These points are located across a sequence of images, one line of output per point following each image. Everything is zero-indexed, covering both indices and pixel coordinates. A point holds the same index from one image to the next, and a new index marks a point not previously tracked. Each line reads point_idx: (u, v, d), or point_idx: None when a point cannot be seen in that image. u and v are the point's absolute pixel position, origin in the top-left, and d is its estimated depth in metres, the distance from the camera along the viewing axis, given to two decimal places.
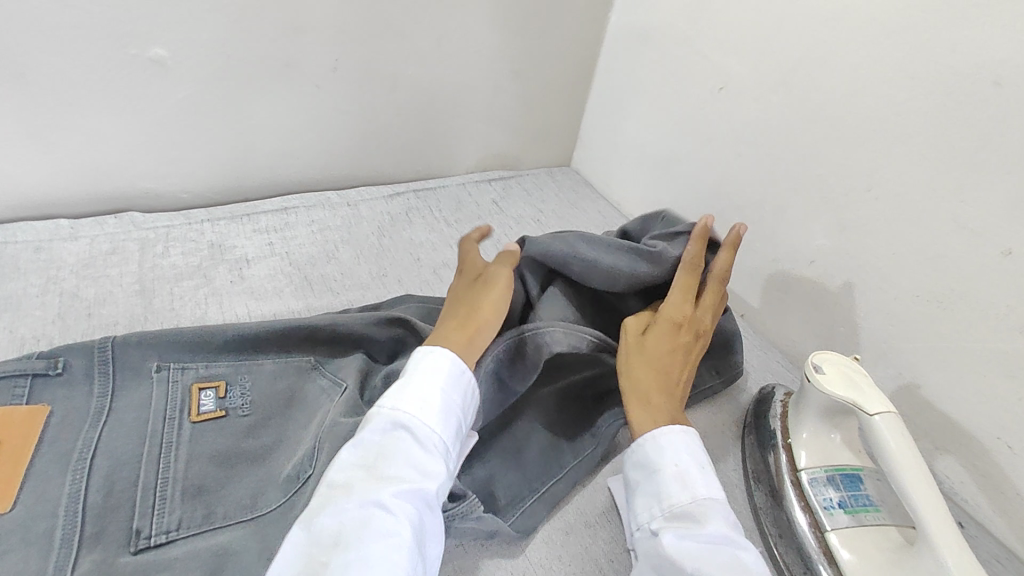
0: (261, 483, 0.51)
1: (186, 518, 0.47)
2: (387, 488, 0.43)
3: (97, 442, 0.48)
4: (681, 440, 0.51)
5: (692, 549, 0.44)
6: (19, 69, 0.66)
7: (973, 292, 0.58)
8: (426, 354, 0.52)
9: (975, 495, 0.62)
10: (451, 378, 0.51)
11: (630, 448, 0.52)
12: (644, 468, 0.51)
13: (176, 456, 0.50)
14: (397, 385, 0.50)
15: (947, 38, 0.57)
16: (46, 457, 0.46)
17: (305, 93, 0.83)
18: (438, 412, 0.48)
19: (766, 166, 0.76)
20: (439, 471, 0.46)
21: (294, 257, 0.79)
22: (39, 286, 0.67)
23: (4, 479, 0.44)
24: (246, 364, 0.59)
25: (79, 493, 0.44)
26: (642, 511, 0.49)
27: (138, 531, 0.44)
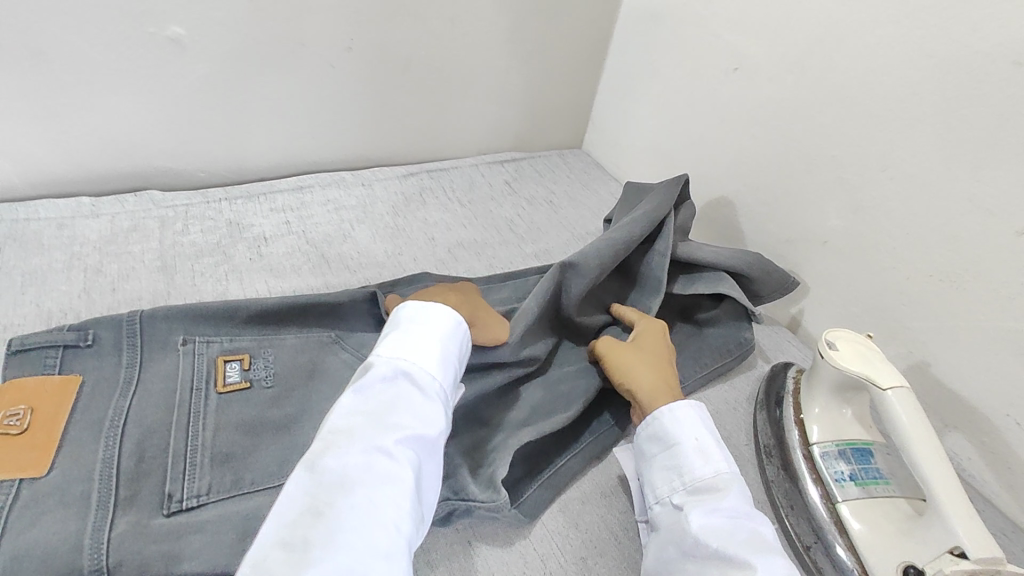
0: (289, 454, 0.52)
1: (214, 484, 0.48)
2: (390, 428, 0.45)
3: (127, 411, 0.50)
4: (701, 420, 0.53)
5: (717, 520, 0.46)
6: (39, 48, 0.66)
7: (984, 274, 0.59)
8: (420, 318, 0.54)
9: (981, 470, 0.63)
10: (443, 337, 0.53)
11: (649, 422, 0.54)
12: (663, 444, 0.52)
13: (203, 425, 0.51)
14: (395, 341, 0.51)
15: (966, 18, 0.57)
16: (80, 424, 0.48)
17: (319, 73, 0.83)
18: (436, 366, 0.51)
19: (780, 148, 0.76)
20: (438, 419, 0.48)
21: (311, 236, 0.80)
22: (63, 262, 0.69)
23: (41, 445, 0.45)
24: (269, 338, 0.60)
25: (113, 459, 0.46)
26: (662, 484, 0.51)
27: (170, 496, 0.46)
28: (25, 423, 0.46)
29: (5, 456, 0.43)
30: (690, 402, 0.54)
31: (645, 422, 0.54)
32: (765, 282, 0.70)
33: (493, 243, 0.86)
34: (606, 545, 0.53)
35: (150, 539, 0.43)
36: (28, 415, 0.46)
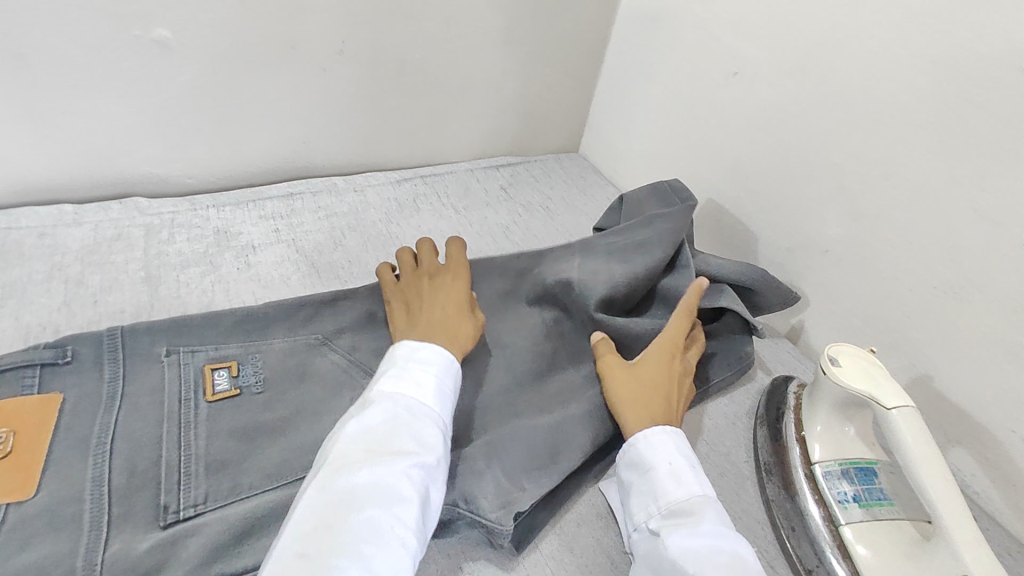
0: (288, 457, 0.51)
1: (211, 492, 0.48)
2: (395, 459, 0.43)
3: (114, 427, 0.49)
4: (674, 442, 0.52)
5: (693, 543, 0.44)
6: (18, 51, 0.64)
7: (990, 286, 0.58)
8: (418, 351, 0.51)
9: (986, 486, 0.61)
10: (445, 366, 0.51)
11: (624, 450, 0.53)
12: (637, 469, 0.51)
13: (195, 435, 0.50)
14: (394, 373, 0.49)
15: (973, 23, 0.55)
16: (64, 443, 0.47)
17: (309, 77, 0.81)
18: (436, 397, 0.49)
19: (780, 154, 0.75)
20: (441, 450, 0.47)
21: (301, 244, 0.78)
22: (44, 273, 0.67)
23: (24, 468, 0.44)
24: (256, 343, 0.59)
25: (103, 477, 0.45)
26: (639, 510, 0.49)
27: (165, 507, 0.46)
28: (6, 445, 0.45)
29: None
30: (666, 428, 0.53)
31: (621, 451, 0.53)
32: (765, 293, 0.69)
33: (488, 250, 0.84)
34: (602, 570, 0.52)
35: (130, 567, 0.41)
36: (11, 438, 0.45)
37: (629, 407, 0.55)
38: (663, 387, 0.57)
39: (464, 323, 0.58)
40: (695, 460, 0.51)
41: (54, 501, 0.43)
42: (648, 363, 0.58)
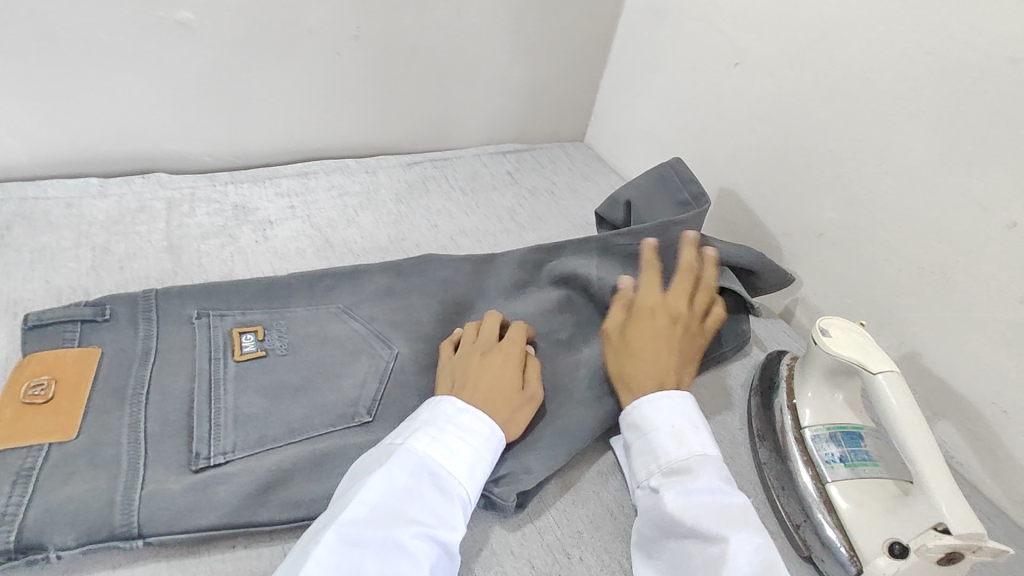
0: (312, 414, 0.54)
1: (239, 443, 0.50)
2: (408, 528, 0.44)
3: (149, 380, 0.53)
4: (679, 405, 0.55)
5: (694, 498, 0.49)
6: (50, 29, 0.67)
7: (976, 266, 0.61)
8: (461, 413, 0.51)
9: (969, 458, 0.64)
10: (481, 437, 0.51)
11: (625, 414, 0.56)
12: (641, 431, 0.55)
13: (225, 390, 0.53)
14: (431, 433, 0.50)
15: (962, 17, 0.59)
16: (103, 393, 0.51)
17: (326, 61, 0.84)
18: (467, 469, 0.49)
19: (779, 142, 0.78)
20: (461, 526, 0.47)
21: (315, 220, 0.81)
22: (72, 241, 0.70)
23: (64, 412, 0.48)
24: (281, 310, 0.62)
25: (139, 425, 0.49)
26: (641, 467, 0.53)
27: (197, 454, 0.49)
28: (49, 392, 0.49)
29: (32, 422, 0.47)
30: (660, 393, 0.56)
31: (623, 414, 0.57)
32: (764, 275, 0.73)
33: (495, 231, 0.87)
34: (602, 521, 0.55)
35: (167, 500, 0.45)
36: (53, 385, 0.50)
37: (629, 381, 0.58)
38: (654, 348, 0.59)
39: (508, 406, 0.54)
40: (698, 420, 0.54)
41: (94, 444, 0.47)
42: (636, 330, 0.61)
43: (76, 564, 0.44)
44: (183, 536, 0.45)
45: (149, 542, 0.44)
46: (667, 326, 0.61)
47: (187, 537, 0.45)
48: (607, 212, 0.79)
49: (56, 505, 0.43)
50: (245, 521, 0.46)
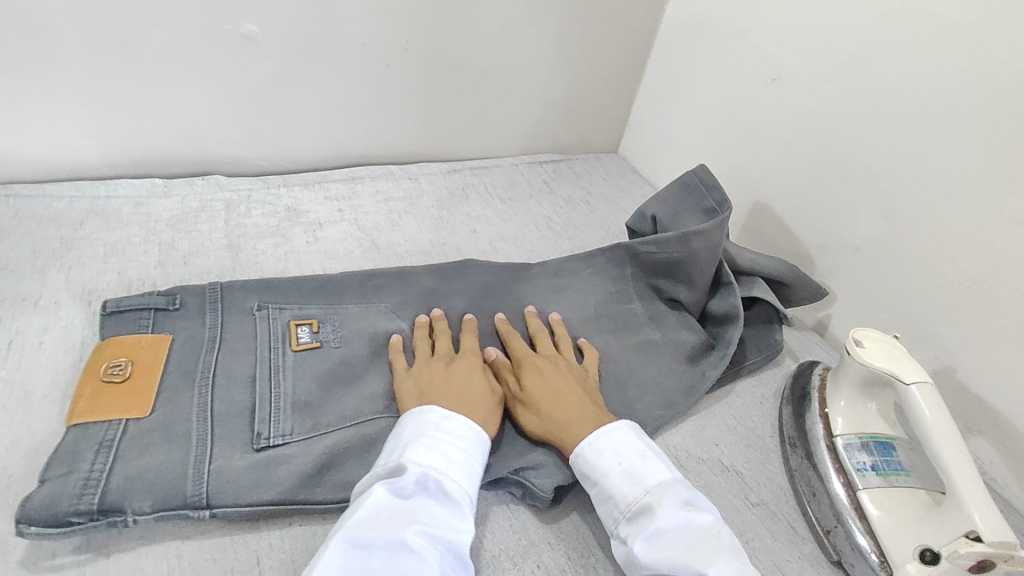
0: (362, 403, 0.57)
1: (297, 426, 0.54)
2: (417, 538, 0.44)
3: (215, 365, 0.57)
4: (614, 442, 0.53)
5: (661, 542, 0.47)
6: (128, 40, 0.73)
7: (1014, 281, 0.61)
8: (446, 421, 0.52)
9: (1003, 473, 0.64)
10: (470, 442, 0.52)
11: (573, 464, 0.54)
12: (592, 478, 0.53)
13: (284, 377, 0.57)
14: (425, 442, 0.50)
15: (1002, 36, 0.60)
16: (173, 376, 0.55)
17: (376, 71, 0.89)
18: (463, 473, 0.50)
19: (814, 156, 0.79)
20: (468, 529, 0.47)
21: (362, 223, 0.85)
22: (141, 236, 0.75)
23: (140, 391, 0.53)
24: (335, 307, 0.66)
25: (207, 405, 0.53)
26: (606, 517, 0.51)
27: (258, 434, 0.52)
28: (127, 372, 0.54)
29: (112, 399, 0.52)
30: (605, 428, 0.54)
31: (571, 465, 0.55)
32: (797, 287, 0.74)
33: (532, 237, 0.90)
34: None
35: (234, 474, 0.49)
36: (130, 365, 0.54)
37: (557, 423, 0.56)
38: (563, 391, 0.58)
39: (486, 407, 0.56)
40: (643, 447, 0.53)
41: (167, 421, 0.51)
42: (525, 379, 0.60)
43: (146, 534, 0.47)
44: (246, 509, 0.48)
45: (215, 513, 0.47)
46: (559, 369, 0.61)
47: (250, 511, 0.48)
48: (637, 224, 0.80)
49: (134, 473, 0.47)
50: (303, 499, 0.50)
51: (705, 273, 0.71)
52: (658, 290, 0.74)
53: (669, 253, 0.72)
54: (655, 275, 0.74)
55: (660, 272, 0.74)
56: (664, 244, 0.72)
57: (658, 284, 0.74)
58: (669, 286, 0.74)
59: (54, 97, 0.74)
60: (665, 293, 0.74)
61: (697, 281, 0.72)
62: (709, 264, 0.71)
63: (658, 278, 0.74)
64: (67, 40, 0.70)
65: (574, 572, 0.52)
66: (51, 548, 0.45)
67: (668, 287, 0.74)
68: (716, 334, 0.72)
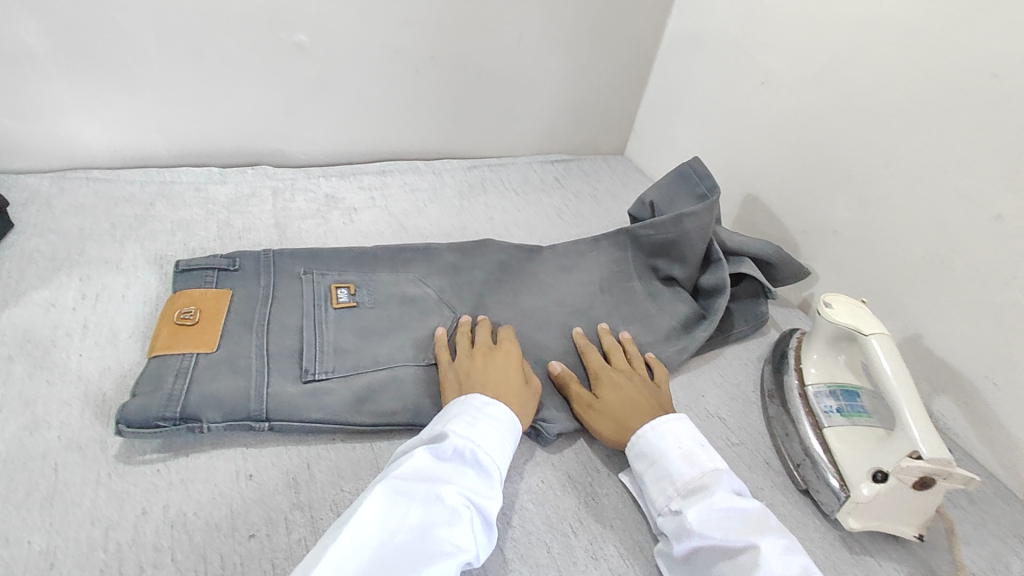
0: (392, 350, 0.66)
1: (337, 366, 0.62)
2: (452, 498, 0.48)
3: (270, 316, 0.67)
4: (676, 427, 0.58)
5: (714, 515, 0.51)
6: (199, 48, 0.85)
7: (968, 253, 0.69)
8: (490, 404, 0.56)
9: (963, 429, 0.71)
10: (508, 425, 0.56)
11: (630, 447, 0.59)
12: (649, 458, 0.58)
13: (326, 327, 0.67)
14: (467, 419, 0.54)
15: (956, 41, 0.68)
16: (235, 323, 0.65)
17: (407, 77, 1.00)
18: (499, 451, 0.54)
19: (798, 151, 0.88)
20: (497, 499, 0.51)
21: (392, 209, 0.95)
22: (202, 215, 0.86)
23: (206, 333, 0.63)
24: (369, 274, 0.75)
25: (264, 345, 0.63)
26: (658, 494, 0.56)
27: (306, 370, 0.61)
28: (197, 317, 0.64)
29: (186, 337, 0.62)
30: (667, 417, 0.60)
31: (628, 449, 0.60)
32: (781, 267, 0.82)
33: (543, 225, 0.99)
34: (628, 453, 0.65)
35: (289, 397, 0.58)
36: (198, 313, 0.64)
37: (624, 426, 0.61)
38: (633, 399, 0.63)
39: (519, 399, 0.60)
40: (702, 438, 0.58)
41: (230, 356, 0.61)
42: (603, 389, 0.65)
43: (216, 442, 0.57)
44: (298, 424, 0.57)
45: (273, 426, 0.57)
46: (629, 379, 0.66)
47: (301, 426, 0.58)
48: (636, 212, 0.90)
49: (206, 392, 0.57)
50: (345, 420, 0.59)
51: (697, 248, 0.80)
52: (655, 270, 0.83)
53: (664, 233, 0.81)
54: (653, 255, 0.83)
55: (656, 253, 0.82)
56: (660, 225, 0.81)
57: (655, 264, 0.83)
58: (665, 266, 0.82)
59: (134, 94, 0.86)
60: (661, 272, 0.82)
61: (689, 257, 0.80)
62: (700, 241, 0.79)
63: (655, 258, 0.83)
64: (150, 48, 0.83)
65: (573, 488, 0.61)
66: (141, 447, 0.55)
67: (664, 265, 0.82)
68: (707, 306, 0.80)
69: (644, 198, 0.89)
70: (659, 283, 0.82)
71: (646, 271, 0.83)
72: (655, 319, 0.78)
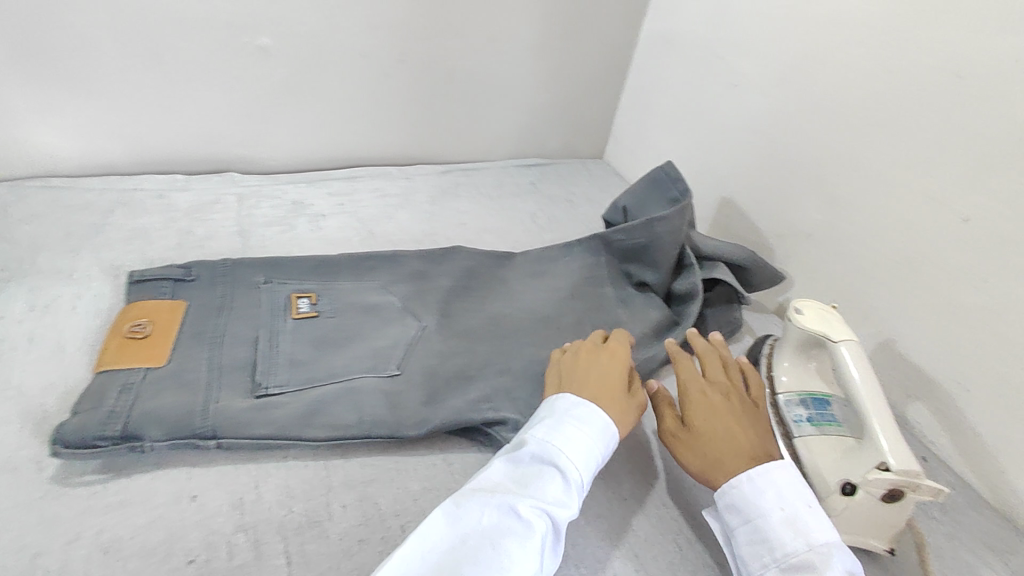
0: (351, 361, 0.63)
1: (291, 380, 0.60)
2: (524, 504, 0.46)
3: (225, 328, 0.64)
4: (781, 483, 0.51)
5: None
6: (156, 51, 0.83)
7: (937, 256, 0.67)
8: (578, 407, 0.54)
9: (938, 436, 0.70)
10: (598, 432, 0.52)
11: (721, 496, 0.52)
12: (743, 515, 0.50)
13: (283, 339, 0.64)
14: (553, 423, 0.52)
15: (921, 42, 0.67)
16: (188, 335, 0.62)
17: (375, 80, 0.98)
18: (583, 457, 0.51)
19: (771, 153, 0.86)
20: (574, 510, 0.48)
21: (361, 215, 0.93)
22: (162, 223, 0.83)
23: (157, 346, 0.60)
24: (332, 283, 0.73)
25: (216, 358, 0.60)
26: (753, 560, 0.49)
27: (259, 383, 0.59)
28: (148, 329, 0.61)
29: (135, 351, 0.59)
30: (770, 465, 0.52)
31: (717, 497, 0.53)
32: (756, 271, 0.81)
33: (517, 230, 0.98)
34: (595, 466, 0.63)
35: (239, 413, 0.56)
36: (150, 326, 0.62)
37: (711, 460, 0.54)
38: (726, 425, 0.55)
39: (613, 404, 0.56)
40: (812, 499, 0.50)
41: (179, 370, 0.58)
42: (693, 410, 0.57)
43: (161, 461, 0.54)
44: (246, 442, 0.55)
45: (220, 444, 0.54)
46: (725, 400, 0.58)
47: (250, 443, 0.55)
48: (610, 216, 0.89)
49: (150, 409, 0.54)
50: (295, 436, 0.56)
51: (669, 253, 0.78)
52: (629, 275, 0.81)
53: (636, 238, 0.79)
54: (627, 259, 0.81)
55: (630, 257, 0.81)
56: (632, 229, 0.79)
57: (629, 268, 0.81)
58: (639, 270, 0.81)
59: (91, 99, 0.83)
60: (635, 276, 0.81)
61: (662, 262, 0.79)
62: (672, 247, 0.78)
63: (629, 262, 0.81)
64: (105, 51, 0.80)
65: None
66: (79, 468, 0.52)
67: (637, 270, 0.81)
68: (681, 312, 0.79)
69: (621, 200, 0.88)
70: (633, 288, 0.81)
71: (620, 275, 0.82)
72: (626, 326, 0.76)
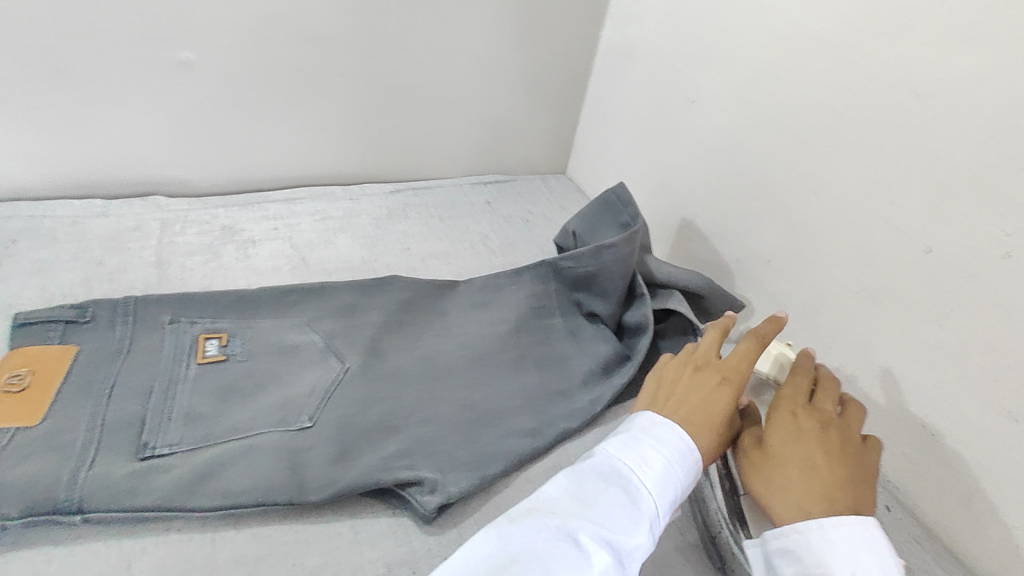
0: (257, 414, 0.58)
1: (183, 439, 0.54)
2: (582, 527, 0.42)
3: (116, 377, 0.58)
4: (856, 543, 0.42)
5: None
6: (64, 67, 0.76)
7: (898, 288, 0.62)
8: (658, 424, 0.49)
9: (902, 482, 0.64)
10: (675, 454, 0.47)
11: (775, 538, 0.45)
12: (799, 566, 0.43)
13: (182, 389, 0.58)
14: (628, 440, 0.48)
15: (878, 57, 0.62)
16: (72, 387, 0.56)
17: (314, 97, 0.92)
18: (656, 481, 0.45)
19: (729, 173, 0.81)
20: (642, 542, 0.43)
21: (296, 241, 0.87)
22: (71, 254, 0.77)
23: (33, 401, 0.54)
24: (248, 321, 0.67)
25: (99, 414, 0.54)
26: None
27: (145, 444, 0.53)
28: (26, 381, 0.55)
29: (5, 407, 0.53)
30: (847, 517, 0.43)
31: (771, 538, 0.45)
32: (713, 301, 0.75)
33: (465, 255, 0.92)
34: None
35: (114, 481, 0.50)
36: (30, 377, 0.56)
37: (776, 486, 0.47)
38: (808, 453, 0.47)
39: (705, 431, 0.50)
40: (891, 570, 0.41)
41: (54, 430, 0.52)
42: (777, 437, 0.49)
43: (19, 538, 0.48)
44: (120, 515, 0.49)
45: (87, 518, 0.48)
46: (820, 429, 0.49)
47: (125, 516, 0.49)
48: (561, 240, 0.83)
49: (8, 480, 0.48)
50: (178, 507, 0.50)
51: (619, 284, 0.72)
52: (580, 304, 0.76)
53: (584, 267, 0.74)
54: (577, 288, 0.76)
55: (581, 286, 0.75)
56: (581, 256, 0.74)
57: (580, 297, 0.76)
58: (590, 301, 0.75)
59: None
60: (585, 307, 0.75)
61: (612, 292, 0.73)
62: (621, 277, 0.72)
63: (580, 292, 0.76)
64: (5, 67, 0.74)
65: None
66: None
67: (586, 301, 0.75)
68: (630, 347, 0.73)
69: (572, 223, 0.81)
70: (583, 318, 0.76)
71: (570, 305, 0.76)
72: (571, 363, 0.71)
